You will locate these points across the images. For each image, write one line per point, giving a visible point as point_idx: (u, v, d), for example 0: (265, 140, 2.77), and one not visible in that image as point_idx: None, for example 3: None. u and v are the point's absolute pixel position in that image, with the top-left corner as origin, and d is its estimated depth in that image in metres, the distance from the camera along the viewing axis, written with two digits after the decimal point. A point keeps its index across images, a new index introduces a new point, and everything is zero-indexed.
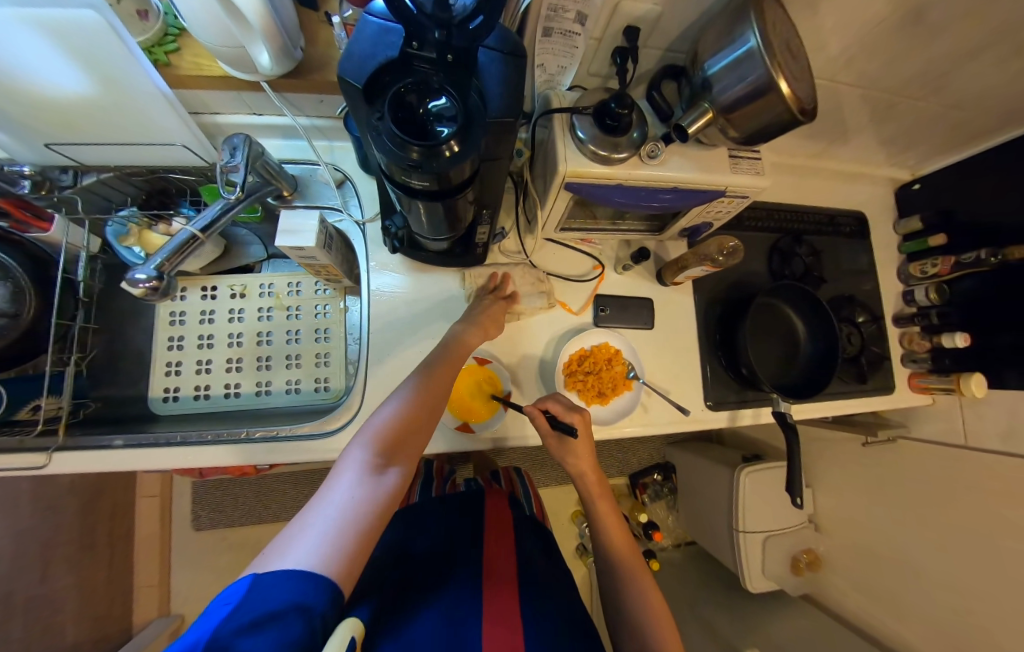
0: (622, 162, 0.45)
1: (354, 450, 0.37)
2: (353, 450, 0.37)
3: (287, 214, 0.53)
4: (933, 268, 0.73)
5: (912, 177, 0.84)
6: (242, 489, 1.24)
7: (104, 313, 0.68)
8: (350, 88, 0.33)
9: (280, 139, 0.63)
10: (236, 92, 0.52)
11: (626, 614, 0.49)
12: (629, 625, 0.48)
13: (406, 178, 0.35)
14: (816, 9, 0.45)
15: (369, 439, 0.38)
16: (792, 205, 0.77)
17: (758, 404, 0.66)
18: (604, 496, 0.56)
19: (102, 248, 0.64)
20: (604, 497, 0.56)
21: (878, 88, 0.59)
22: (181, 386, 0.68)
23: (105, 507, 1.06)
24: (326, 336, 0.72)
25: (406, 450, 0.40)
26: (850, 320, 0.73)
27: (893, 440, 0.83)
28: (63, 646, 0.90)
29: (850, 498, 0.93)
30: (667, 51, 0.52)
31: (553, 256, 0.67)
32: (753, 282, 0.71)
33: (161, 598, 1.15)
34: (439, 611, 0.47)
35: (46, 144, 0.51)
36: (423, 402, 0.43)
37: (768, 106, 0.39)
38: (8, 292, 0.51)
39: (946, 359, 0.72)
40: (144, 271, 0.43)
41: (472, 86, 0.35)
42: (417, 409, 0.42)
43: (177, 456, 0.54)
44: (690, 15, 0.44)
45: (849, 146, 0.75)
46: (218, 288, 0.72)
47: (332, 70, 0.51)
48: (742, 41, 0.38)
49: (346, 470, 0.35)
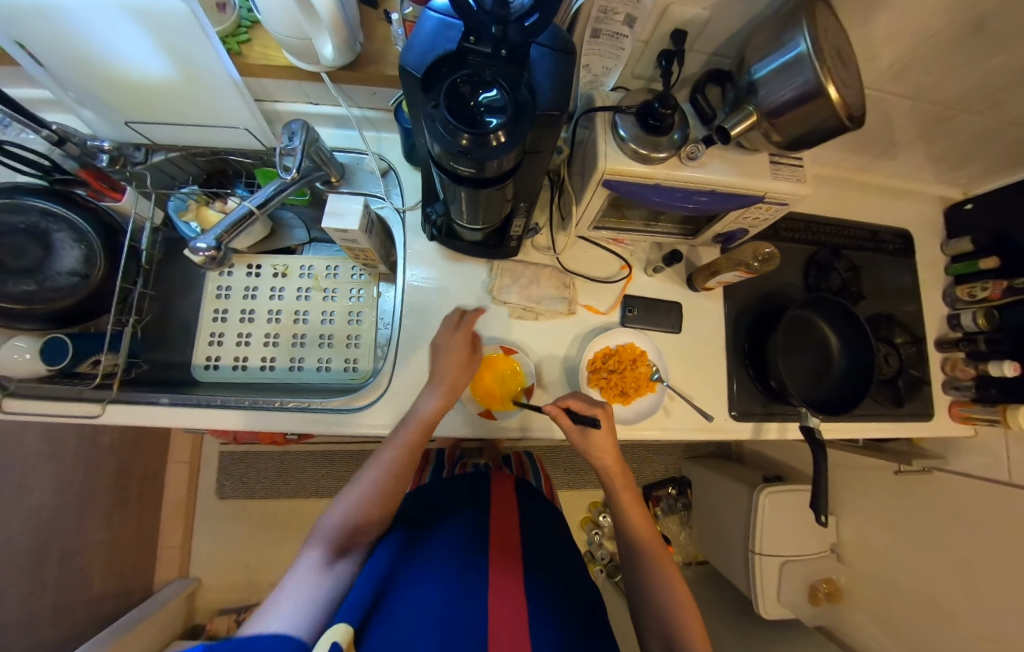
0: (662, 162, 0.45)
1: (310, 552, 0.42)
2: (309, 552, 0.42)
3: (335, 197, 0.57)
4: (982, 292, 0.69)
5: (965, 196, 0.80)
6: (264, 463, 1.28)
7: (161, 282, 0.74)
8: (409, 77, 0.35)
9: (333, 128, 0.67)
10: (297, 82, 0.56)
11: (648, 597, 0.51)
12: (651, 608, 0.50)
13: (453, 164, 0.37)
14: (869, 17, 0.44)
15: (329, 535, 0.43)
16: (831, 218, 0.75)
17: (785, 419, 0.64)
18: (628, 488, 0.57)
19: (163, 222, 0.69)
20: (626, 486, 0.57)
21: (929, 101, 0.58)
22: (222, 356, 0.73)
23: (140, 466, 1.13)
24: (358, 318, 0.76)
25: (357, 540, 0.46)
26: (888, 339, 0.70)
27: (928, 471, 0.78)
28: (91, 594, 0.96)
29: (877, 529, 0.88)
30: (713, 56, 0.52)
31: (585, 255, 0.68)
32: (786, 293, 0.70)
33: (181, 559, 1.21)
34: (452, 572, 0.50)
35: (125, 121, 0.57)
36: (383, 485, 0.49)
37: (815, 111, 0.39)
38: (82, 254, 0.57)
39: (991, 388, 0.68)
40: (204, 242, 0.51)
41: (524, 80, 0.36)
42: (376, 499, 0.48)
43: (219, 417, 0.58)
44: (739, 21, 0.45)
45: (896, 161, 0.73)
46: (262, 267, 0.77)
47: (386, 65, 0.55)
48: (791, 45, 0.38)
49: (307, 572, 0.39)
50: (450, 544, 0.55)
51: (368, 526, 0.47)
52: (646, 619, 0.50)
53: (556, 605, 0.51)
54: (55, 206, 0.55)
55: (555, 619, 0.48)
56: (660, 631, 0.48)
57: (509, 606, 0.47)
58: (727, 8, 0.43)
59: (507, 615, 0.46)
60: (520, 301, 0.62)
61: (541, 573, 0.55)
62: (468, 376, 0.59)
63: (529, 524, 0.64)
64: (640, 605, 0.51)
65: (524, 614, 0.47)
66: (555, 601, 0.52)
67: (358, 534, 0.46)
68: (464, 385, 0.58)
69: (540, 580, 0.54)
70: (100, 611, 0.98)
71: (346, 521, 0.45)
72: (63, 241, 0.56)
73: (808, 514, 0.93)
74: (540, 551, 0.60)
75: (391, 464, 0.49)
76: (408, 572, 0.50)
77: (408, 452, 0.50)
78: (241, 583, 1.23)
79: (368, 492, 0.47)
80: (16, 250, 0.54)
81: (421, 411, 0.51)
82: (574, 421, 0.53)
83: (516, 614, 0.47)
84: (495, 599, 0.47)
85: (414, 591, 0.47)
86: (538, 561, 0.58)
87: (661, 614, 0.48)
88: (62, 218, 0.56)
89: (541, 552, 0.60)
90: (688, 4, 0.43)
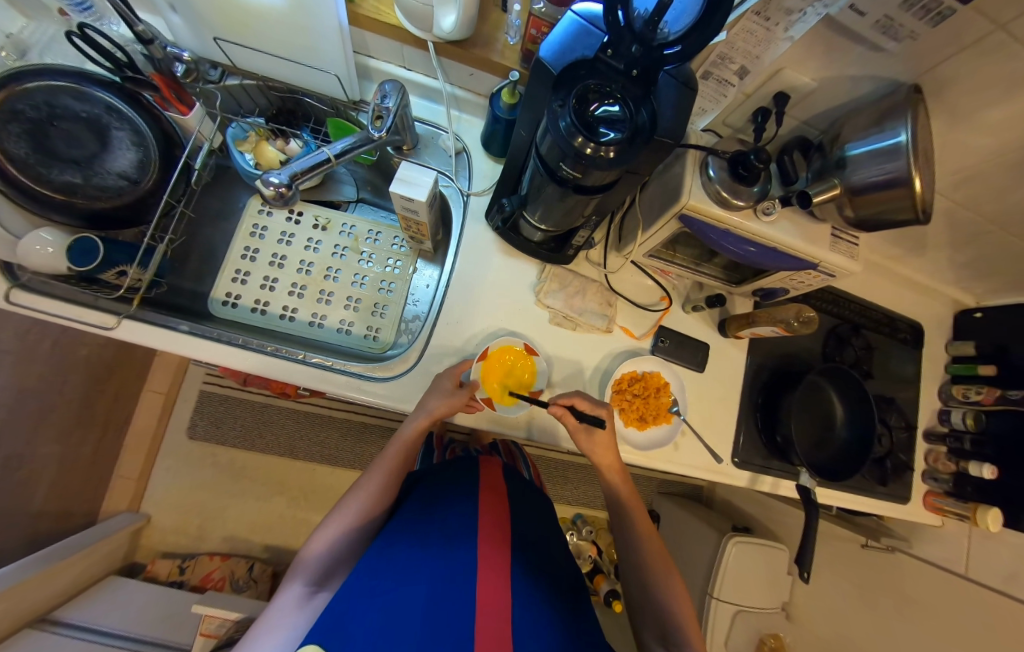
0: (737, 209, 0.46)
1: (292, 585, 0.43)
2: (290, 586, 0.43)
3: (406, 165, 0.55)
4: (976, 395, 0.74)
5: (975, 305, 0.86)
6: (243, 412, 1.24)
7: (201, 205, 0.72)
8: (544, 71, 0.36)
9: (417, 98, 0.68)
10: (399, 45, 0.58)
11: (649, 592, 0.53)
12: (651, 605, 0.52)
13: (559, 161, 0.38)
14: (954, 123, 0.48)
15: (310, 576, 0.44)
16: (857, 296, 0.80)
17: (780, 475, 0.68)
18: (621, 479, 0.58)
19: (220, 147, 0.68)
20: (624, 479, 0.58)
21: (971, 214, 0.63)
22: (243, 295, 0.70)
23: (114, 387, 1.08)
24: (388, 288, 0.75)
25: (337, 569, 0.48)
26: (884, 421, 0.75)
27: (892, 551, 0.83)
28: (32, 509, 0.89)
29: (832, 598, 0.92)
30: (804, 123, 0.56)
31: (632, 280, 0.70)
32: (805, 357, 0.73)
33: (134, 492, 1.16)
34: (440, 553, 0.48)
35: (213, 37, 0.54)
36: (356, 540, 0.50)
37: (894, 198, 0.42)
38: (136, 159, 0.56)
39: (967, 486, 0.72)
40: (276, 177, 0.50)
41: (647, 103, 0.35)
42: (359, 532, 0.50)
43: (235, 356, 0.55)
44: (840, 98, 0.48)
45: (923, 258, 0.78)
46: (304, 215, 0.76)
47: (491, 51, 0.56)
48: (892, 133, 0.40)
49: (288, 606, 0.41)
50: (444, 521, 0.52)
51: (349, 556, 0.49)
52: (647, 620, 0.53)
53: (543, 597, 0.49)
54: (121, 103, 0.54)
55: (540, 610, 0.46)
56: (659, 628, 0.51)
57: (497, 591, 0.45)
58: (833, 83, 0.46)
59: (494, 600, 0.44)
60: (562, 308, 0.64)
61: (529, 558, 0.53)
62: (483, 360, 0.58)
63: (519, 509, 0.62)
64: (640, 602, 0.54)
65: (511, 599, 0.45)
66: (541, 593, 0.49)
67: (340, 563, 0.48)
68: (478, 365, 0.57)
69: (527, 568, 0.51)
70: (37, 529, 0.91)
71: (331, 554, 0.47)
72: (121, 140, 0.55)
73: (771, 571, 0.96)
74: (528, 537, 0.57)
75: (376, 492, 0.52)
76: (396, 538, 0.48)
77: (397, 468, 0.54)
78: (192, 531, 1.18)
79: (357, 520, 0.50)
80: (70, 139, 0.52)
81: (433, 408, 0.52)
82: (579, 422, 0.53)
83: (503, 599, 0.44)
84: (483, 582, 0.45)
85: (402, 564, 0.45)
86: (526, 546, 0.55)
87: (660, 610, 0.51)
88: (125, 117, 0.55)
89: (528, 538, 0.57)
90: (800, 71, 0.46)
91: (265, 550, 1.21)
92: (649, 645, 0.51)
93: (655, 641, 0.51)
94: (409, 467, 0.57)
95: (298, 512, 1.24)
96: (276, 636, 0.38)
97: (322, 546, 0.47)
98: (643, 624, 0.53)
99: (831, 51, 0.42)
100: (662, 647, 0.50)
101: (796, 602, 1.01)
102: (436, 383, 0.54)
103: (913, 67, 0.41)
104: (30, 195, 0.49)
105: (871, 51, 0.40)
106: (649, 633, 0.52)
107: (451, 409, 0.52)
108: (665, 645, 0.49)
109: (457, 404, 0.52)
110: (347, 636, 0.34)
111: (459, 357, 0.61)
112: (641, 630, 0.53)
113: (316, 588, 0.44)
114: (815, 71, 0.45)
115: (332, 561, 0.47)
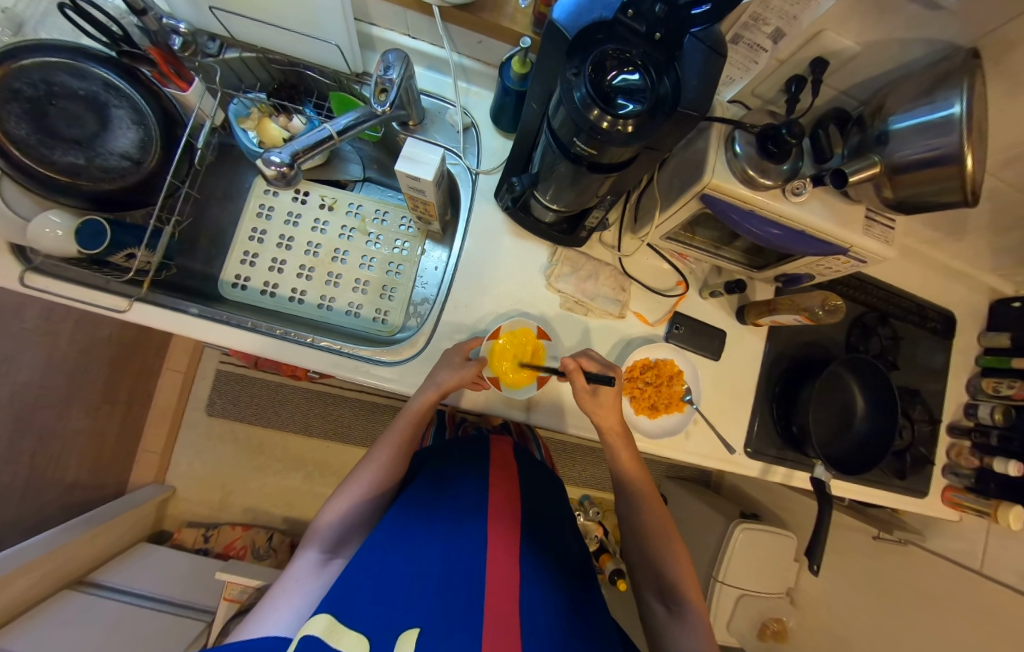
0: (764, 189, 0.42)
1: (306, 553, 0.44)
2: (305, 554, 0.44)
3: (412, 142, 0.52)
4: (1007, 389, 0.71)
5: (1014, 293, 0.80)
6: (259, 391, 1.27)
7: (205, 185, 0.71)
8: (557, 36, 0.32)
9: (423, 69, 0.65)
10: (403, 10, 0.55)
11: (652, 559, 0.53)
12: (652, 566, 0.53)
13: (572, 137, 0.35)
14: (1015, 94, 0.43)
15: (325, 544, 0.45)
16: (887, 283, 0.76)
17: (793, 465, 0.66)
18: (626, 446, 0.57)
19: (223, 125, 0.67)
20: (626, 444, 0.57)
21: (1021, 197, 0.58)
22: (252, 277, 0.70)
23: (134, 367, 1.11)
24: (397, 271, 0.74)
25: (351, 538, 0.49)
26: (907, 413, 0.72)
27: (904, 544, 0.82)
28: (65, 480, 0.94)
29: (840, 585, 0.92)
30: (844, 94, 0.51)
31: (646, 262, 0.67)
32: (826, 347, 0.70)
33: (159, 465, 1.21)
34: (449, 527, 0.47)
35: (209, 6, 0.52)
36: (368, 511, 0.51)
37: (943, 176, 0.37)
38: (138, 138, 0.56)
39: (990, 482, 0.70)
40: (278, 155, 0.48)
41: (670, 72, 0.32)
42: (371, 503, 0.51)
43: (244, 339, 0.55)
44: (886, 65, 0.44)
45: (962, 244, 0.73)
46: (310, 195, 0.75)
47: (500, 16, 0.53)
48: (945, 104, 0.35)
49: (303, 572, 0.42)
50: (456, 498, 0.52)
51: (361, 527, 0.50)
52: (644, 574, 0.53)
53: (554, 581, 0.47)
54: (119, 79, 0.53)
55: (548, 591, 0.45)
56: (658, 585, 0.51)
57: (507, 565, 0.44)
58: (880, 48, 0.41)
59: (502, 576, 0.42)
60: (574, 293, 0.62)
61: (537, 540, 0.52)
62: (494, 340, 0.57)
63: (528, 487, 0.62)
64: (640, 565, 0.55)
65: (518, 574, 0.44)
66: (550, 575, 0.48)
67: (353, 533, 0.49)
68: (489, 344, 0.57)
69: (537, 550, 0.50)
70: (70, 498, 0.97)
71: (344, 522, 0.48)
72: (122, 119, 0.55)
73: (778, 558, 0.97)
74: (536, 519, 0.56)
75: (386, 465, 0.53)
76: (408, 513, 0.49)
77: (405, 443, 0.54)
78: (214, 502, 1.25)
79: (368, 491, 0.51)
80: (72, 118, 0.52)
81: (442, 381, 0.51)
82: (589, 382, 0.52)
83: (512, 575, 0.43)
84: (492, 556, 0.44)
85: (411, 537, 0.45)
86: (535, 528, 0.54)
87: (660, 572, 0.52)
88: (125, 95, 0.54)
89: (536, 521, 0.56)
90: (842, 34, 0.41)
91: (283, 522, 1.26)
92: (648, 601, 0.52)
93: (656, 601, 0.51)
94: (418, 445, 0.57)
95: (314, 487, 1.29)
96: (292, 598, 0.39)
97: (334, 515, 0.48)
98: (642, 582, 0.54)
99: (880, 10, 0.37)
100: (661, 602, 0.50)
101: (801, 587, 1.02)
102: (445, 358, 0.54)
103: (972, 29, 0.37)
104: (25, 172, 0.49)
105: (926, 10, 0.35)
106: (648, 591, 0.52)
107: (460, 382, 0.51)
108: (664, 600, 0.50)
109: (467, 377, 0.52)
110: (355, 604, 0.34)
111: (469, 336, 0.60)
112: (640, 590, 0.53)
113: (330, 555, 0.45)
114: (858, 33, 0.41)
115: (343, 529, 0.48)
